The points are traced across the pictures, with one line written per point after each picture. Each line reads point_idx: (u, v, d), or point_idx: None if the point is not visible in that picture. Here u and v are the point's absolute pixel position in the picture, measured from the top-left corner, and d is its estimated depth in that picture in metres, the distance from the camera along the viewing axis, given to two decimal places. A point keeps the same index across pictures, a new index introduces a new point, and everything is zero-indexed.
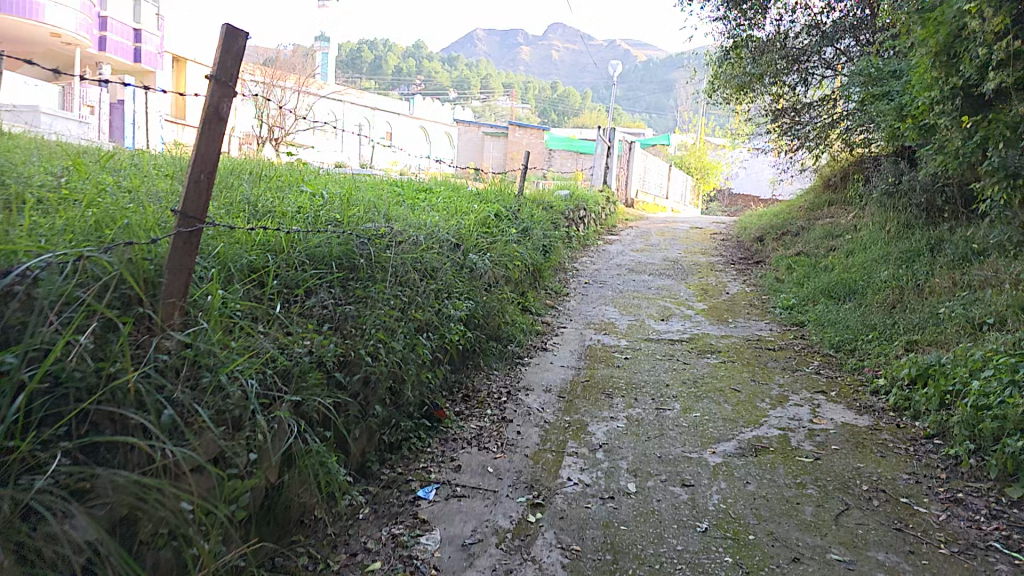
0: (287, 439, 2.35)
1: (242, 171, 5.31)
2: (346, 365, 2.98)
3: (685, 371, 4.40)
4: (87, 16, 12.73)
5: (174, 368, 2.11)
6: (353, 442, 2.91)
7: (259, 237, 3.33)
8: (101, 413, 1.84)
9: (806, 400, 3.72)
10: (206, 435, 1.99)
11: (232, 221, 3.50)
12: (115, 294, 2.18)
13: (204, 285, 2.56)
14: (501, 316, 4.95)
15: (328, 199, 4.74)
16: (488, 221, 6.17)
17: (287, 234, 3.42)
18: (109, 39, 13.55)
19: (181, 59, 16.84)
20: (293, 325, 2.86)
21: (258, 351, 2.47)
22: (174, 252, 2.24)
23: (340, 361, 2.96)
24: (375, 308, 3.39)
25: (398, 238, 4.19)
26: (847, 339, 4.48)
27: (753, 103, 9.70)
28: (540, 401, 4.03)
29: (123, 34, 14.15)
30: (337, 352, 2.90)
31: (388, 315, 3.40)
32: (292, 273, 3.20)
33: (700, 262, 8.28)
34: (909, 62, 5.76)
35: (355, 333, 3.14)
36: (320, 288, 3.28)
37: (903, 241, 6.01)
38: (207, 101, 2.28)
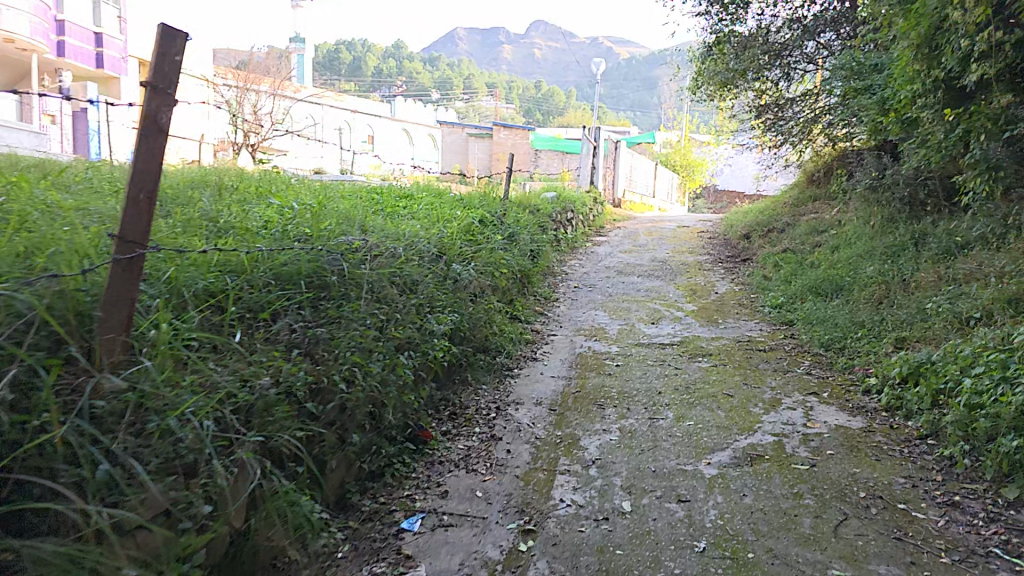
0: (249, 483, 2.34)
1: (218, 190, 5.20)
2: (317, 394, 2.99)
3: (677, 377, 4.34)
4: (42, 19, 12.46)
5: (114, 415, 2.12)
6: (329, 474, 2.94)
7: (219, 260, 3.30)
8: (21, 473, 1.86)
9: (799, 403, 3.68)
10: (152, 491, 1.98)
11: (183, 240, 3.50)
12: (42, 334, 2.20)
13: (149, 318, 2.56)
14: (487, 327, 4.87)
15: (298, 211, 4.66)
16: (473, 229, 6.07)
17: (250, 254, 3.43)
18: (67, 43, 13.30)
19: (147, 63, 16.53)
20: (257, 354, 2.87)
21: (212, 388, 2.48)
22: (115, 280, 2.33)
23: (313, 390, 2.97)
24: (349, 328, 3.36)
25: (374, 252, 4.12)
26: (837, 338, 4.46)
27: (736, 99, 9.72)
28: (530, 415, 3.96)
29: (84, 37, 13.88)
30: (308, 380, 2.92)
31: (364, 336, 3.38)
32: (256, 295, 3.21)
33: (688, 262, 8.26)
34: (891, 54, 5.79)
35: (330, 358, 3.14)
36: (290, 311, 3.29)
37: (887, 235, 6.03)
38: (144, 110, 2.33)
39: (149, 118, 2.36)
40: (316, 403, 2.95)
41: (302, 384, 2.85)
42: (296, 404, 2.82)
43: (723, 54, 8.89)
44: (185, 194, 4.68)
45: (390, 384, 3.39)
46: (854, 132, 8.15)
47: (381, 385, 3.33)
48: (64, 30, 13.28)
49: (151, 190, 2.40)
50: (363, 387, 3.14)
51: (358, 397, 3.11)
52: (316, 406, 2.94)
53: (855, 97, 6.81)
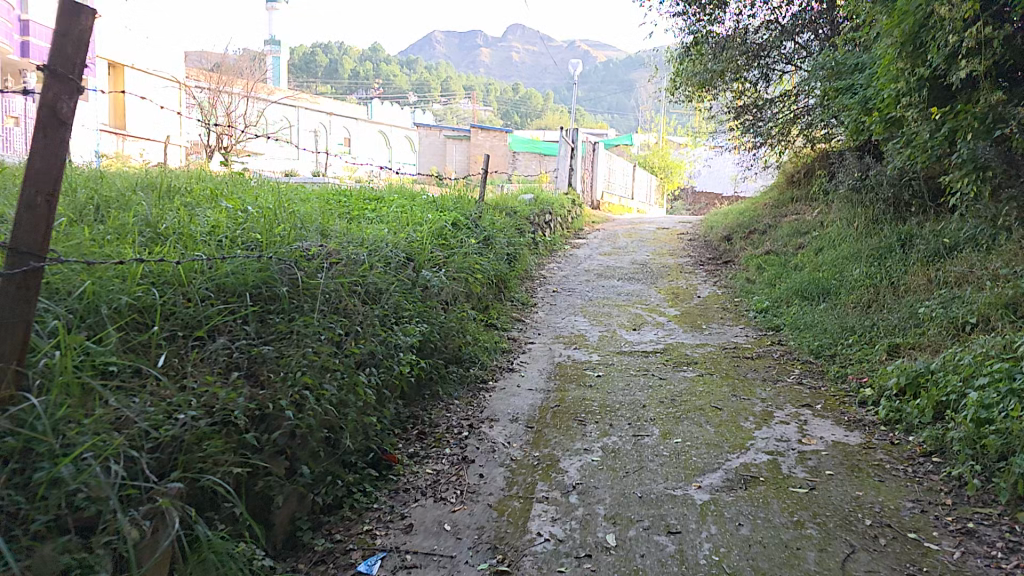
0: (163, 540, 1.92)
1: (164, 194, 4.77)
2: (260, 421, 2.65)
3: (662, 388, 4.08)
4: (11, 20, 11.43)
5: None
6: (278, 510, 2.58)
7: (155, 269, 3.05)
8: None
9: (792, 416, 3.44)
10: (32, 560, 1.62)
11: (110, 250, 3.16)
12: None
13: (50, 339, 2.25)
14: (460, 337, 4.55)
15: (250, 215, 4.28)
16: (445, 232, 5.72)
17: (187, 263, 3.13)
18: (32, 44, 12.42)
19: (119, 66, 15.58)
20: (190, 379, 2.56)
21: (124, 423, 2.18)
22: (6, 302, 1.97)
23: (257, 417, 2.63)
24: (300, 345, 3.05)
25: (332, 259, 3.79)
26: (826, 345, 4.26)
27: (715, 100, 9.62)
28: (505, 433, 3.65)
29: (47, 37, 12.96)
30: (250, 406, 2.58)
31: (318, 352, 3.06)
32: (193, 310, 2.93)
33: (669, 264, 8.07)
34: (873, 53, 5.66)
35: (278, 380, 2.81)
36: (234, 328, 3.00)
37: (872, 237, 5.90)
38: (38, 98, 1.93)
39: (46, 108, 1.95)
40: (261, 432, 2.61)
41: (242, 411, 2.53)
42: (234, 437, 2.48)
43: (701, 54, 8.74)
44: (122, 197, 4.25)
45: (349, 407, 3.08)
46: (835, 134, 8.14)
47: (339, 407, 3.03)
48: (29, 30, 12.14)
49: (50, 191, 2.01)
50: (316, 410, 2.80)
51: (311, 421, 2.78)
52: (261, 436, 2.59)
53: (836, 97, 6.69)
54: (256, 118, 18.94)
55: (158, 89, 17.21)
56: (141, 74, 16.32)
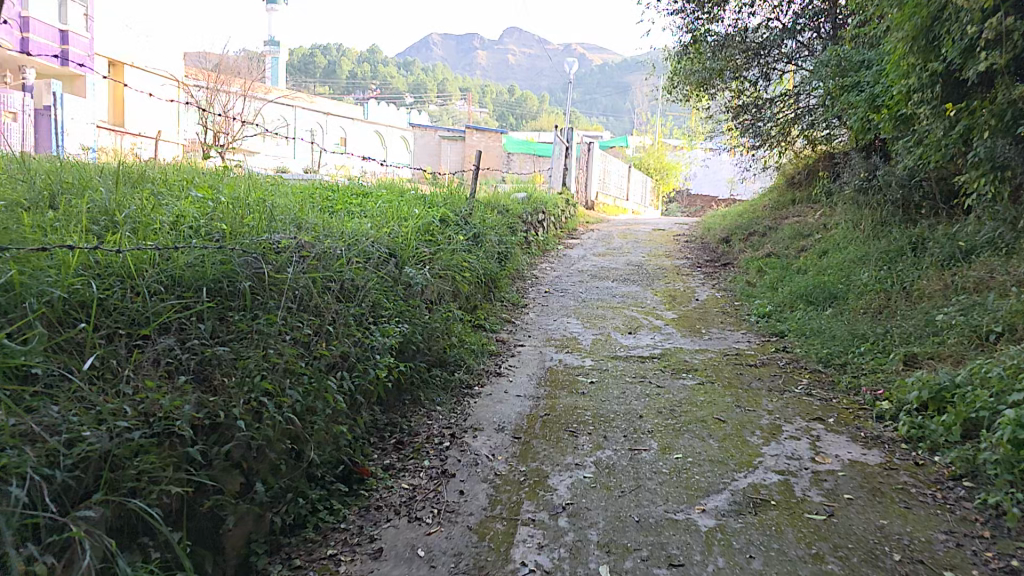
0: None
1: (131, 179, 4.42)
2: (211, 431, 2.31)
3: (661, 398, 3.77)
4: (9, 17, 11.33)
5: None
6: (229, 534, 2.25)
7: (104, 259, 2.74)
8: None
9: (802, 432, 3.20)
10: None
11: (55, 237, 2.82)
12: None
13: None
14: (445, 338, 4.23)
15: (220, 204, 3.95)
16: (432, 228, 5.39)
17: (136, 254, 2.80)
18: (32, 41, 12.13)
19: (117, 63, 15.61)
20: (127, 384, 2.24)
21: (38, 437, 1.91)
22: None
23: (208, 427, 2.30)
24: (263, 346, 2.71)
25: (305, 252, 3.41)
26: (837, 353, 4.03)
27: (713, 100, 9.39)
28: (489, 445, 3.33)
29: (47, 34, 12.71)
30: (197, 416, 2.25)
31: (281, 354, 2.73)
32: (140, 305, 2.59)
33: (666, 266, 7.82)
34: (882, 50, 5.38)
35: (233, 385, 2.47)
36: (187, 326, 2.65)
37: (882, 240, 5.66)
38: None
39: None
40: (210, 444, 2.27)
41: (189, 421, 2.20)
42: (177, 450, 2.15)
43: (700, 53, 8.48)
44: (84, 182, 3.91)
45: (317, 415, 2.74)
46: (836, 136, 8.09)
47: (306, 416, 2.69)
48: (29, 27, 12.02)
49: None
50: (278, 419, 2.47)
51: (270, 432, 2.43)
52: (209, 448, 2.26)
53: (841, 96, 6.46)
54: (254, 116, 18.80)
55: (156, 86, 17.11)
56: (140, 71, 16.31)
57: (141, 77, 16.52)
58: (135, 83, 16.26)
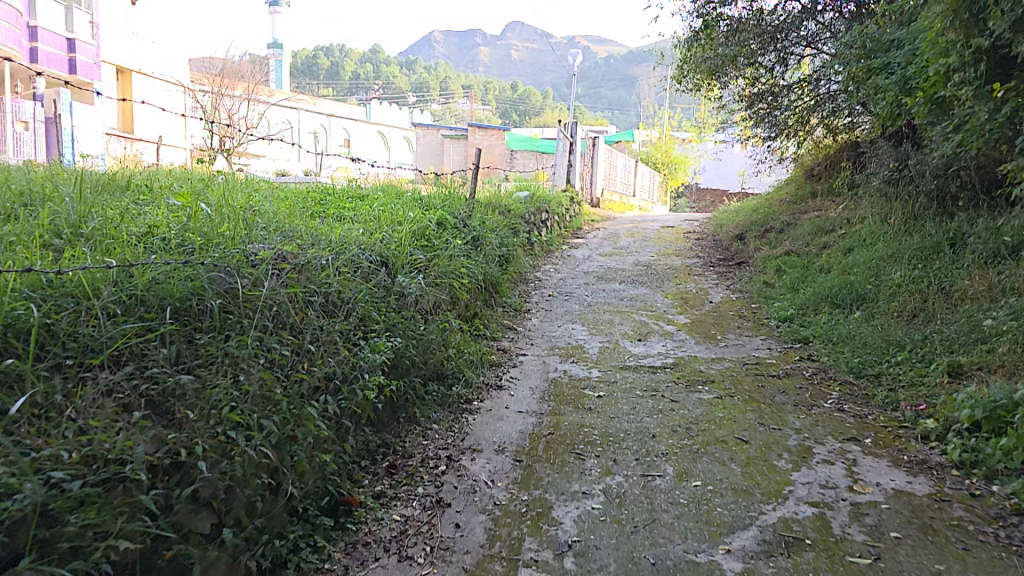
0: None
1: (109, 179, 4.06)
2: (174, 470, 1.88)
3: (675, 414, 3.51)
4: (15, 25, 11.23)
5: None
6: None
7: (56, 279, 2.23)
8: None
9: (837, 456, 3.01)
10: None
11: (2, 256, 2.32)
12: None
13: None
14: (442, 349, 3.87)
15: (209, 214, 3.30)
16: (429, 232, 5.08)
17: (89, 272, 2.27)
18: (41, 50, 12.06)
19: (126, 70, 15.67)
20: (73, 418, 1.82)
21: None
22: None
23: (169, 466, 1.87)
24: (230, 376, 2.20)
25: (282, 264, 2.93)
26: (869, 363, 3.99)
27: (726, 88, 9.01)
28: (489, 469, 2.95)
29: (55, 42, 12.60)
30: (152, 457, 1.82)
31: (250, 387, 2.19)
32: (94, 330, 2.08)
33: (676, 266, 7.47)
34: (918, 26, 5.15)
35: (198, 418, 2.00)
36: (147, 352, 2.14)
37: (915, 234, 5.52)
38: None
39: None
40: (172, 486, 1.83)
41: (143, 463, 1.78)
42: (131, 497, 1.72)
43: (712, 39, 8.18)
44: (54, 180, 3.50)
45: (297, 446, 2.27)
46: (859, 122, 7.96)
47: (286, 445, 2.23)
48: (38, 37, 12.01)
49: None
50: (250, 454, 2.02)
51: (241, 470, 1.99)
52: (171, 491, 1.82)
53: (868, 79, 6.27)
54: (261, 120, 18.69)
55: (162, 93, 17.14)
56: (148, 78, 16.38)
57: (149, 84, 16.55)
58: (143, 90, 16.33)
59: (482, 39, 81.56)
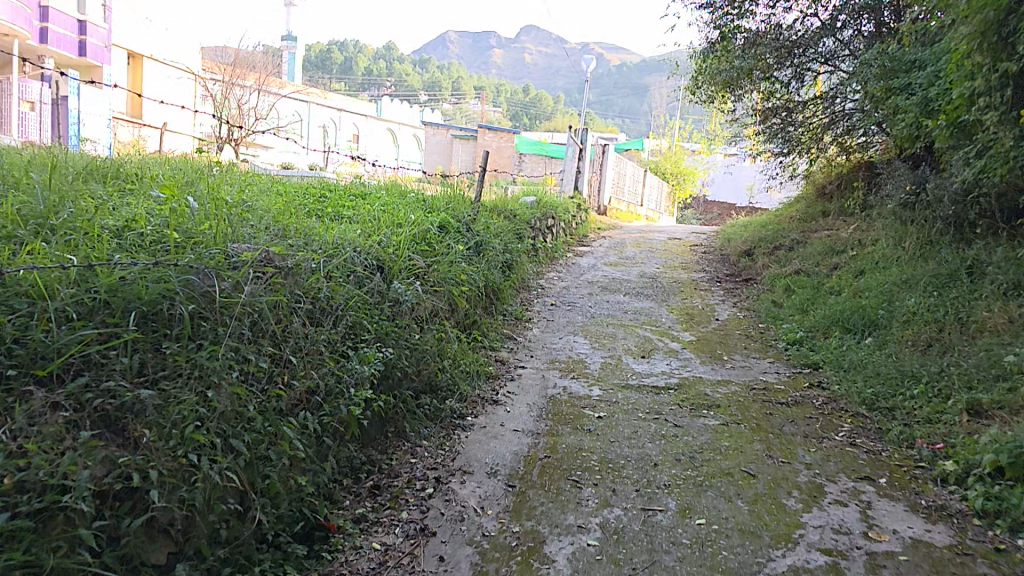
0: None
1: (97, 166, 3.90)
2: (126, 496, 1.72)
3: (679, 441, 3.35)
4: (25, 4, 11.16)
5: None
6: None
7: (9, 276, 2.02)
8: None
9: (851, 497, 2.89)
10: None
11: None
12: None
13: None
14: (438, 360, 3.69)
15: (195, 209, 3.07)
16: (429, 235, 4.90)
17: (42, 272, 2.04)
18: (52, 30, 11.99)
19: (138, 56, 15.60)
20: (16, 436, 1.66)
21: None
22: None
23: (121, 491, 1.72)
24: (197, 389, 2.00)
25: (267, 267, 2.70)
26: (883, 396, 3.83)
27: (738, 101, 8.85)
28: (479, 494, 2.78)
29: (67, 24, 12.52)
30: (100, 483, 1.67)
31: (218, 402, 2.00)
32: (45, 337, 1.88)
33: (682, 279, 7.31)
34: (941, 48, 4.98)
35: (157, 437, 1.83)
36: (105, 362, 1.93)
37: (931, 260, 5.36)
38: None
39: None
40: (122, 515, 1.69)
41: (88, 490, 1.63)
42: (72, 530, 1.59)
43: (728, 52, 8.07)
44: (33, 166, 3.32)
45: (270, 467, 2.09)
46: (874, 142, 7.93)
47: (257, 466, 2.06)
48: (49, 17, 11.94)
49: None
50: (213, 478, 1.85)
51: (203, 496, 1.84)
52: (120, 521, 1.68)
53: (887, 98, 6.11)
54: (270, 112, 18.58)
55: (173, 80, 17.04)
56: (159, 65, 16.26)
57: (161, 71, 16.44)
58: (155, 76, 16.21)
59: (495, 40, 81.55)
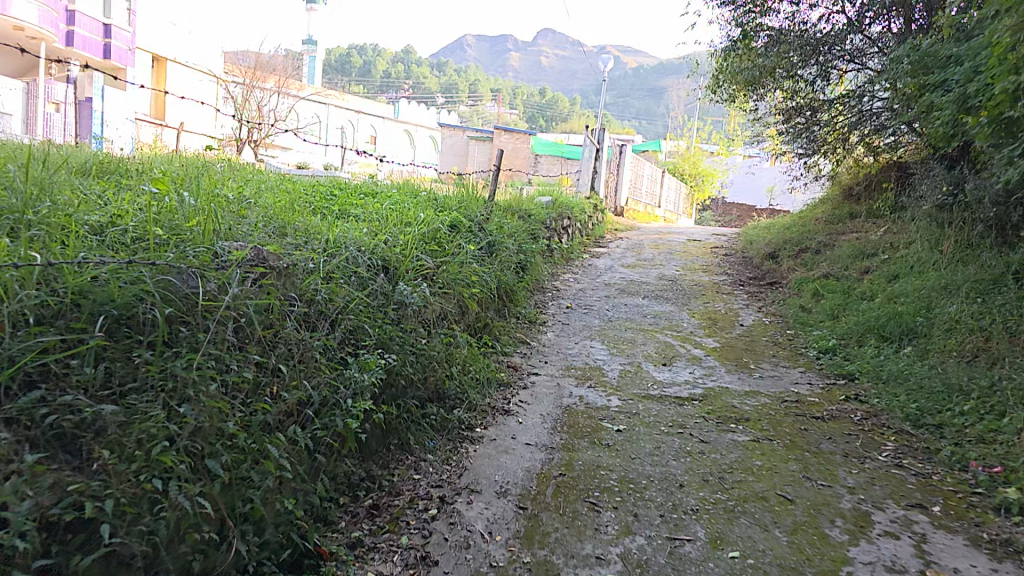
0: None
1: (93, 159, 3.73)
2: (80, 527, 1.51)
3: (706, 459, 3.07)
4: (53, 9, 11.37)
5: None
6: None
7: None
8: None
9: (903, 528, 2.59)
10: None
11: None
12: None
13: None
14: (446, 367, 3.44)
15: (187, 204, 2.87)
16: (440, 234, 4.66)
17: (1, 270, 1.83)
18: (77, 34, 12.14)
19: (161, 59, 15.73)
20: None
21: None
22: None
23: (74, 521, 1.50)
24: (167, 404, 1.79)
25: (259, 268, 2.48)
26: (928, 412, 3.52)
27: (761, 100, 8.51)
28: (487, 517, 2.53)
29: (94, 28, 12.72)
30: (45, 514, 1.45)
31: (191, 417, 1.78)
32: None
33: (704, 282, 6.99)
34: (981, 41, 4.61)
35: (118, 459, 1.62)
36: (65, 373, 1.72)
37: (973, 265, 5.00)
38: None
39: None
40: (72, 551, 1.47)
41: (31, 522, 1.41)
42: (10, 569, 1.37)
43: (751, 50, 7.71)
44: (22, 158, 3.14)
45: (253, 489, 1.87)
46: (903, 141, 7.54)
47: (238, 488, 1.84)
48: (75, 21, 12.11)
49: None
50: (183, 505, 1.63)
51: (171, 527, 1.61)
52: (69, 558, 1.46)
53: (922, 95, 5.75)
54: (287, 113, 18.63)
55: (196, 83, 17.17)
56: (183, 68, 16.43)
57: (184, 75, 16.57)
58: (178, 80, 16.34)
59: (512, 42, 81.55)
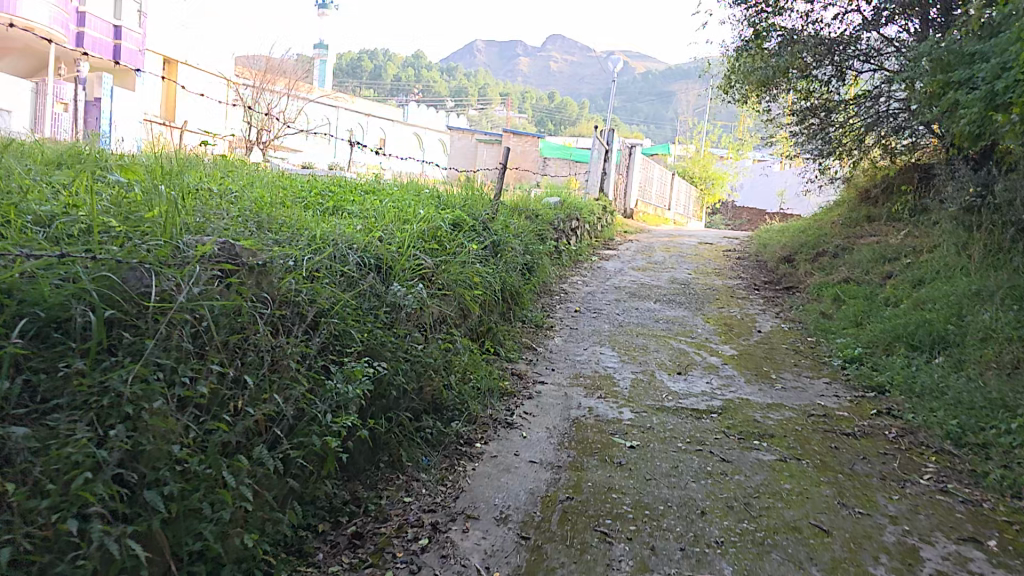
0: None
1: (65, 150, 3.46)
2: None
3: (730, 481, 2.75)
4: (63, 9, 11.30)
5: None
6: None
7: None
8: None
9: (957, 566, 2.27)
10: None
11: None
12: None
13: None
14: (443, 374, 3.14)
15: (154, 195, 2.59)
16: (440, 233, 4.36)
17: None
18: (87, 35, 12.13)
19: (172, 61, 15.46)
20: None
21: None
22: None
23: None
24: (98, 424, 1.54)
25: (228, 264, 2.22)
26: (972, 429, 3.18)
27: (773, 101, 8.15)
28: (484, 548, 2.23)
29: (103, 30, 12.73)
30: None
31: (127, 441, 1.54)
32: None
33: (717, 287, 6.64)
34: (1008, 37, 4.26)
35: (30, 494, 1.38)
36: None
37: (1008, 270, 4.65)
38: None
39: None
40: None
41: None
42: None
43: (763, 50, 7.39)
44: None
45: (204, 522, 1.65)
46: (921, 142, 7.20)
47: (186, 521, 1.62)
48: (85, 22, 12.10)
49: None
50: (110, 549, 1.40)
51: None
52: None
53: (943, 95, 5.36)
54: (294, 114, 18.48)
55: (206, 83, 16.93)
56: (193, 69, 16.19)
57: (193, 75, 16.31)
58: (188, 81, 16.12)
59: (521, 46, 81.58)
